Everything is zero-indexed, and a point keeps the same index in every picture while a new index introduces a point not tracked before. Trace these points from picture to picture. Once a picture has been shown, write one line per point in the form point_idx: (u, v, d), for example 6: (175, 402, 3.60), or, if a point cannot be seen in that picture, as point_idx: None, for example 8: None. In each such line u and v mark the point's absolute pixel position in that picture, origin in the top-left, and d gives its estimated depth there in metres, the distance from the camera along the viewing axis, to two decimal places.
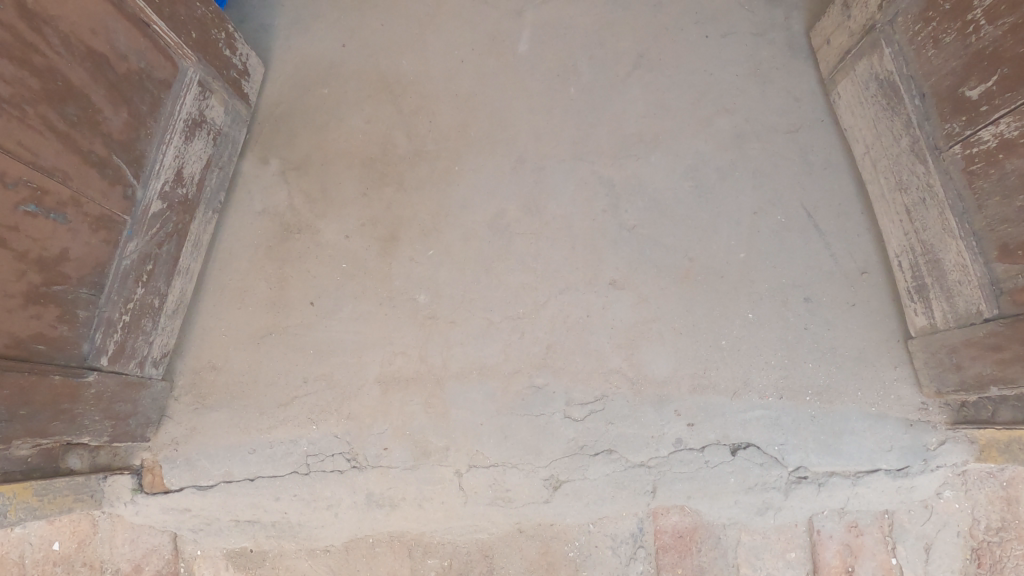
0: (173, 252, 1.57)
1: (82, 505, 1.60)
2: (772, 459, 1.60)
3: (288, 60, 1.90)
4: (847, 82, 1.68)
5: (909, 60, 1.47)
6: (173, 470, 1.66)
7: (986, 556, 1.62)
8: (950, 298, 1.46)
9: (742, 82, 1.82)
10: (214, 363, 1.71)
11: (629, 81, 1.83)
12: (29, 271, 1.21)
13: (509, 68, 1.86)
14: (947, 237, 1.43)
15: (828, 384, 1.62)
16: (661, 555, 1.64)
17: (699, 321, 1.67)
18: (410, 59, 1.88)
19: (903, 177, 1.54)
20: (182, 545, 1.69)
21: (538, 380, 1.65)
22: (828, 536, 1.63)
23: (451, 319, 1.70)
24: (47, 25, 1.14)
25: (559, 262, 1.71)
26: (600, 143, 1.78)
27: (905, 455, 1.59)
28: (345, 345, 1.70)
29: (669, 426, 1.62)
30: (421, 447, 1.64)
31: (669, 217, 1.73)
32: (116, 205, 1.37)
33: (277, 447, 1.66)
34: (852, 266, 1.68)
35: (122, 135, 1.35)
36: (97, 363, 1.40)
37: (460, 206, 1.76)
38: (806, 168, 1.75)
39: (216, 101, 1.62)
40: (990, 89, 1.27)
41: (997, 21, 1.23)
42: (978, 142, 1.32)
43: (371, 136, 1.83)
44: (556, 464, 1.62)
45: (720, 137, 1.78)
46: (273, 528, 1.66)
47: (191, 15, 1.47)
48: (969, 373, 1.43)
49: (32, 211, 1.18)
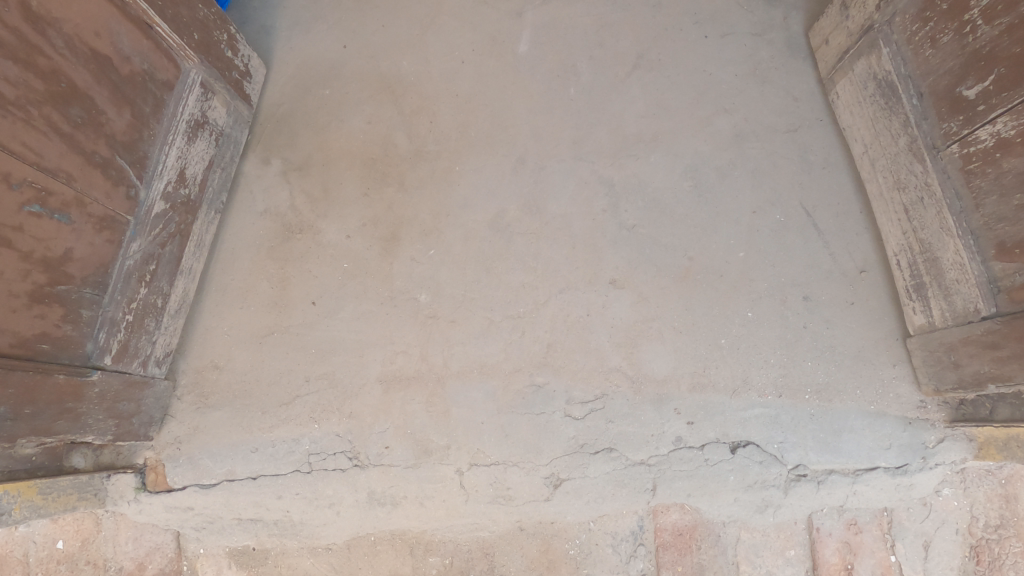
0: (175, 252, 1.59)
1: (86, 503, 1.61)
2: (772, 457, 1.61)
3: (290, 61, 1.91)
4: (846, 82, 1.69)
5: (906, 60, 1.48)
6: (175, 469, 1.66)
7: (985, 553, 1.63)
8: (948, 296, 1.47)
9: (741, 82, 1.82)
10: (217, 363, 1.72)
11: (629, 81, 1.84)
12: (34, 272, 1.22)
13: (509, 69, 1.87)
14: (945, 236, 1.44)
15: (827, 382, 1.63)
16: (661, 553, 1.65)
17: (699, 320, 1.68)
18: (411, 60, 1.89)
19: (901, 176, 1.54)
20: (185, 544, 1.70)
21: (538, 378, 1.66)
22: (828, 534, 1.64)
23: (452, 318, 1.71)
24: (51, 27, 1.15)
25: (559, 262, 1.72)
26: (600, 142, 1.79)
27: (904, 453, 1.60)
28: (347, 344, 1.71)
29: (669, 425, 1.63)
30: (422, 446, 1.65)
31: (668, 217, 1.74)
32: (119, 206, 1.38)
33: (279, 446, 1.67)
34: (851, 265, 1.69)
35: (125, 136, 1.36)
36: (101, 362, 1.41)
37: (460, 206, 1.77)
38: (805, 168, 1.76)
39: (218, 101, 1.64)
40: (987, 88, 1.28)
41: (994, 21, 1.24)
42: (975, 141, 1.32)
43: (372, 136, 1.84)
44: (556, 463, 1.63)
45: (719, 137, 1.79)
46: (276, 526, 1.67)
47: (193, 16, 1.48)
48: (967, 371, 1.44)
49: (36, 211, 1.19)
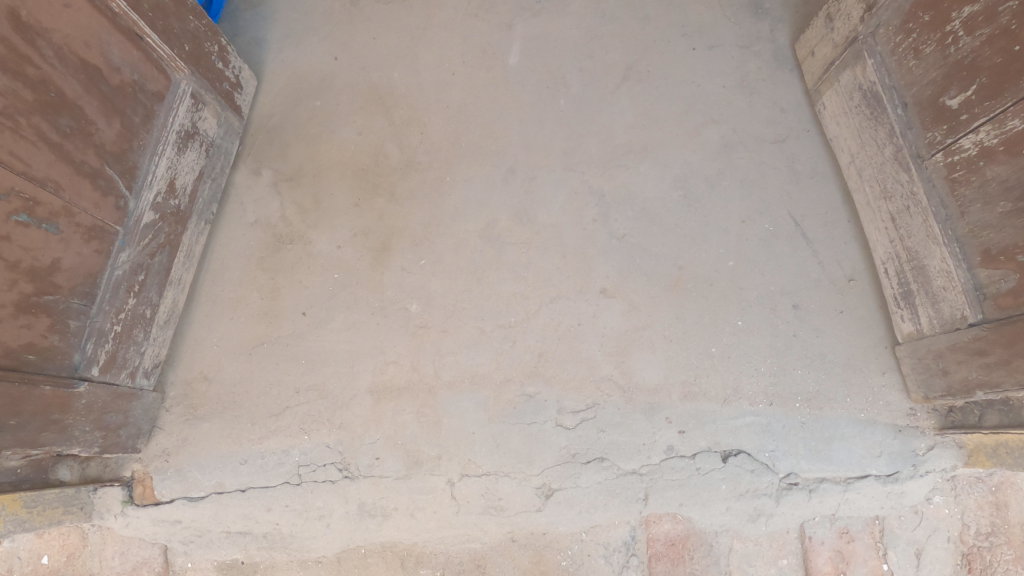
0: (165, 262, 1.58)
1: (71, 517, 1.58)
2: (762, 466, 1.60)
3: (281, 73, 1.92)
4: (832, 93, 1.72)
5: (891, 71, 1.51)
6: (164, 482, 1.64)
7: (976, 561, 1.63)
8: (935, 303, 1.48)
9: (729, 93, 1.85)
10: (206, 374, 1.71)
11: (619, 93, 1.86)
12: (21, 281, 1.21)
13: (499, 80, 1.89)
14: (930, 243, 1.46)
15: (818, 390, 1.63)
16: (654, 563, 1.65)
17: (689, 328, 1.68)
18: (401, 72, 1.91)
19: (888, 184, 1.56)
20: (173, 558, 1.68)
21: (529, 388, 1.66)
22: (820, 543, 1.64)
23: (443, 328, 1.70)
24: (41, 37, 1.15)
25: (550, 271, 1.73)
26: (590, 153, 1.81)
27: (895, 461, 1.60)
28: (337, 354, 1.70)
29: (660, 433, 1.62)
30: (413, 457, 1.64)
31: (658, 226, 1.75)
32: (108, 216, 1.38)
33: (269, 458, 1.65)
34: (840, 274, 1.70)
35: (114, 146, 1.36)
36: (89, 373, 1.40)
37: (450, 216, 1.78)
38: (792, 177, 1.78)
39: (209, 112, 1.64)
40: (970, 98, 1.30)
41: (976, 32, 1.27)
42: (959, 150, 1.34)
43: (362, 147, 1.85)
44: (548, 472, 1.62)
45: (707, 147, 1.80)
46: (265, 539, 1.65)
47: (184, 28, 1.49)
48: (956, 378, 1.45)
49: (24, 220, 1.19)
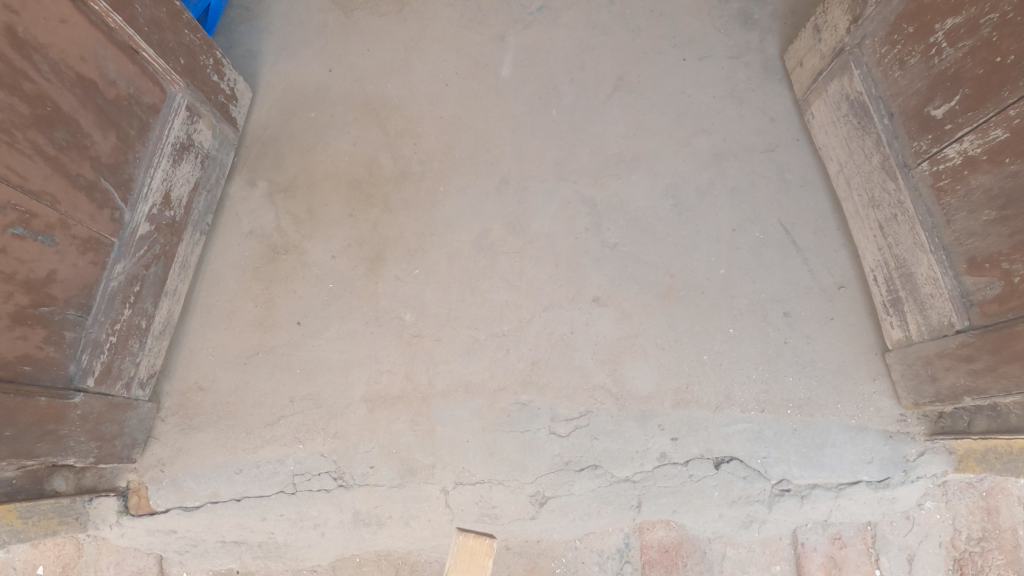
0: (160, 273, 1.60)
1: (66, 528, 1.58)
2: (755, 472, 1.61)
3: (277, 85, 1.95)
4: (820, 102, 1.74)
5: (877, 81, 1.53)
6: (159, 491, 1.65)
7: (967, 566, 1.64)
8: (923, 310, 1.49)
9: (719, 103, 1.87)
10: (201, 383, 1.72)
11: (610, 103, 1.88)
12: (17, 293, 1.22)
13: (492, 91, 1.91)
14: (917, 251, 1.47)
15: (809, 397, 1.64)
16: (648, 571, 1.65)
17: (681, 335, 1.69)
18: (395, 83, 1.93)
19: (876, 193, 1.58)
20: (168, 567, 1.68)
21: (523, 397, 1.67)
22: (813, 549, 1.64)
23: (437, 337, 1.72)
24: (37, 53, 1.17)
25: (543, 279, 1.74)
26: (582, 163, 1.83)
27: (885, 467, 1.61)
28: (332, 363, 1.71)
29: (653, 441, 1.63)
30: (407, 465, 1.64)
31: (650, 235, 1.77)
32: (103, 227, 1.40)
33: (263, 467, 1.66)
34: (830, 282, 1.72)
35: (110, 159, 1.38)
36: (84, 384, 1.41)
37: (444, 225, 1.80)
38: (783, 186, 1.80)
39: (204, 125, 1.67)
40: (954, 108, 1.33)
41: (959, 44, 1.29)
42: (944, 159, 1.37)
43: (356, 158, 1.87)
44: (541, 480, 1.63)
45: (698, 156, 1.82)
46: (260, 548, 1.65)
47: (180, 42, 1.52)
48: (944, 384, 1.46)
49: (20, 233, 1.20)
